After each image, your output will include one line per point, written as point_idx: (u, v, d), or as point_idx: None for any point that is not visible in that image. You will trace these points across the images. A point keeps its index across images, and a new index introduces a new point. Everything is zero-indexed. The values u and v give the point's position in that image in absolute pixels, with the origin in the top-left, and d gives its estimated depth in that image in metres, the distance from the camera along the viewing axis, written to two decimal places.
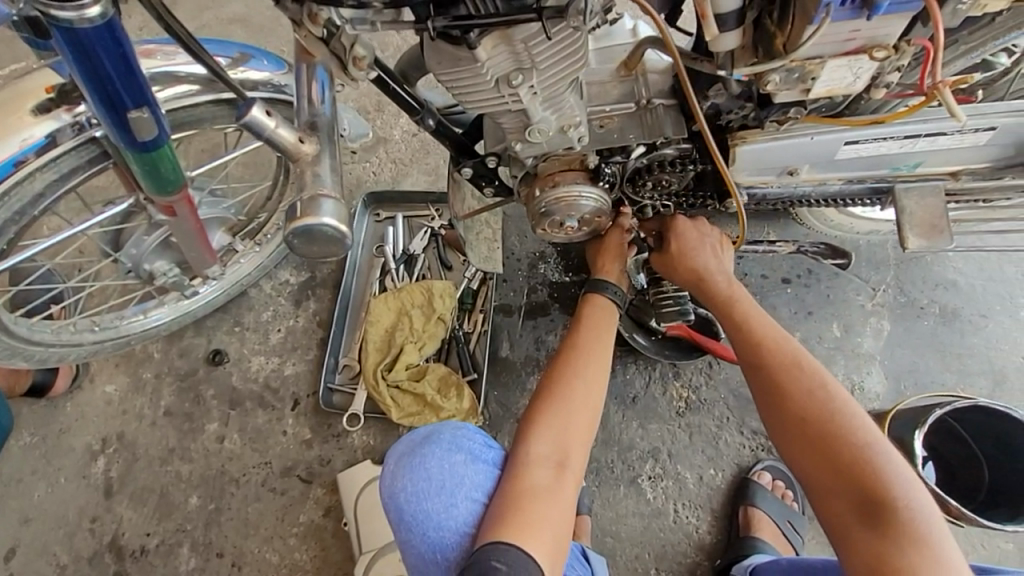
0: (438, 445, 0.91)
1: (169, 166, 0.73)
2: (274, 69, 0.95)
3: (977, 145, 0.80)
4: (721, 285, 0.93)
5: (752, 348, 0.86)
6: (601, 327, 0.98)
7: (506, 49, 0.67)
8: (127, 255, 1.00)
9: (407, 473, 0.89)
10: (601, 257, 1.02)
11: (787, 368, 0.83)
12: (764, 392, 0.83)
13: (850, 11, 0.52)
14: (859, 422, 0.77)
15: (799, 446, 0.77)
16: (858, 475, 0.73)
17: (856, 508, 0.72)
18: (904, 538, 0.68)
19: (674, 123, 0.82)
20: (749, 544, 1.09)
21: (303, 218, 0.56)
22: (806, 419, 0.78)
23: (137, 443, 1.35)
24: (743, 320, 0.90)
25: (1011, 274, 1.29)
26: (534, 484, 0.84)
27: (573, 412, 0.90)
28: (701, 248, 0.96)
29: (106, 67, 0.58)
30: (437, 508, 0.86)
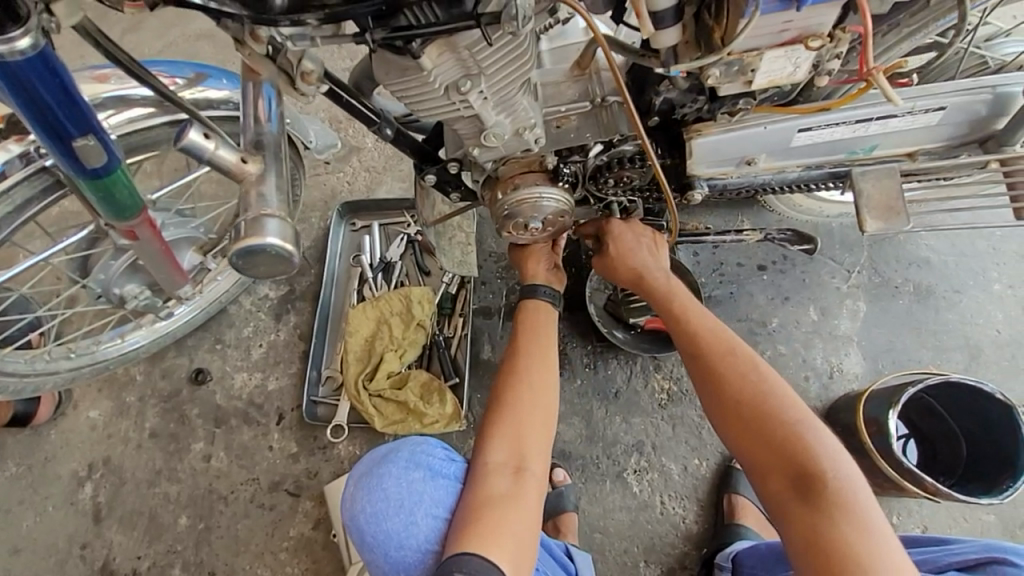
0: (395, 464, 0.92)
1: (124, 191, 0.73)
2: (232, 87, 0.94)
3: (929, 125, 0.80)
4: (659, 282, 0.95)
5: (690, 337, 0.88)
6: (545, 332, 1.03)
7: (451, 56, 0.67)
8: (95, 281, 1.00)
9: (364, 495, 0.89)
10: (527, 263, 1.07)
11: (722, 355, 0.84)
12: (703, 380, 0.84)
13: (779, 3, 0.53)
14: (791, 402, 0.78)
15: (735, 429, 0.78)
16: (789, 452, 0.74)
17: (790, 484, 0.72)
18: (836, 512, 0.68)
19: (630, 121, 0.82)
20: (733, 532, 1.10)
21: (246, 239, 0.56)
22: (740, 403, 0.79)
23: (124, 466, 1.35)
24: (682, 313, 0.91)
25: (982, 248, 1.30)
26: (493, 493, 0.86)
27: (528, 414, 0.93)
28: (639, 249, 0.98)
29: (45, 97, 0.58)
30: (397, 528, 0.86)
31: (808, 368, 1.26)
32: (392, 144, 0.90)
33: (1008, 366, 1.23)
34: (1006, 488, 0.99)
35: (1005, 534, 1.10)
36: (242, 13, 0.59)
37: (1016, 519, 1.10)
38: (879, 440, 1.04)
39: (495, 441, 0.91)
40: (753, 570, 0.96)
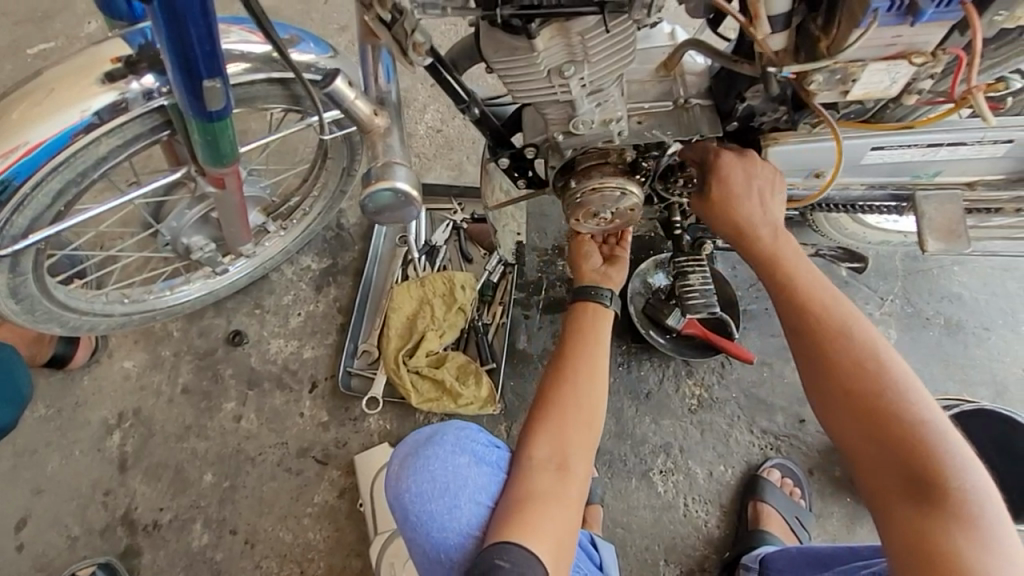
0: (441, 447, 0.98)
1: (227, 140, 0.77)
2: (320, 52, 0.95)
3: (994, 157, 0.84)
4: (765, 241, 0.86)
5: (798, 311, 0.81)
6: (598, 325, 1.02)
7: (562, 41, 0.71)
8: (168, 227, 1.02)
9: (412, 474, 0.95)
10: (579, 264, 1.07)
11: (836, 334, 0.78)
12: (813, 360, 0.78)
13: (895, 17, 0.57)
14: (915, 395, 0.73)
15: (847, 419, 0.74)
16: (910, 451, 0.69)
17: (904, 485, 0.69)
18: (954, 521, 0.65)
19: (710, 122, 0.85)
20: (756, 537, 1.13)
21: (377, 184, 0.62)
22: (856, 389, 0.74)
23: (153, 419, 1.36)
24: (789, 279, 0.84)
25: (1012, 290, 1.34)
26: (535, 488, 0.90)
27: (571, 414, 0.95)
28: (747, 195, 0.86)
29: (192, 36, 0.61)
30: (440, 509, 0.91)
31: None
32: (475, 124, 0.94)
33: None
34: None
35: None
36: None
37: None
38: None
39: (545, 435, 0.93)
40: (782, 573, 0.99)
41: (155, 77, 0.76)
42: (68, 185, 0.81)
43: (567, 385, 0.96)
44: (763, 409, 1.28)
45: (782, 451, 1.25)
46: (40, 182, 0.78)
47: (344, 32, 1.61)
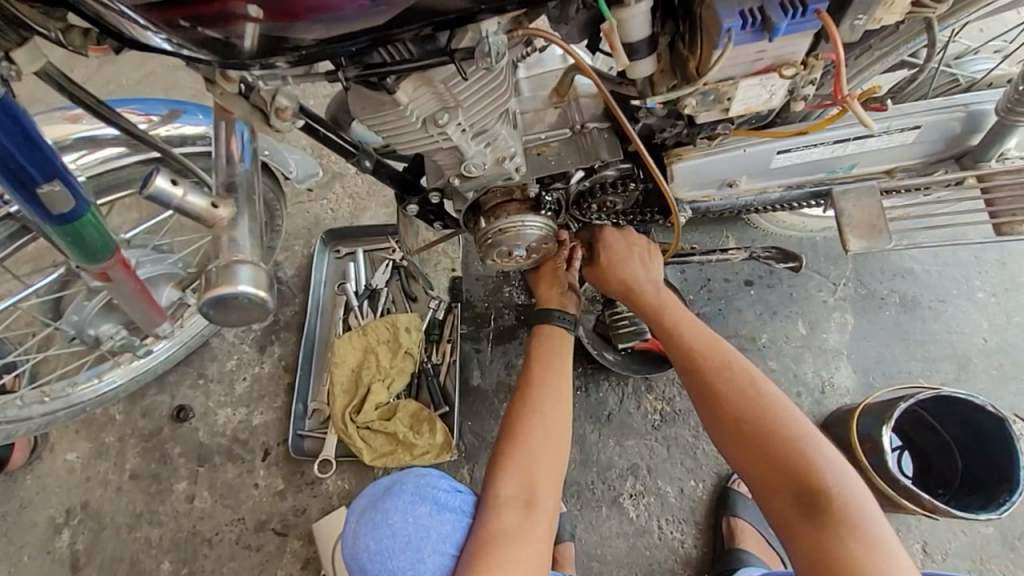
0: (400, 498, 0.88)
1: (95, 233, 0.69)
2: (210, 122, 0.91)
3: (905, 144, 0.81)
4: (652, 294, 0.97)
5: (686, 354, 0.90)
6: (558, 358, 0.98)
7: (428, 91, 0.66)
8: (69, 322, 0.97)
9: (369, 529, 0.85)
10: (542, 285, 1.01)
11: (717, 372, 0.87)
12: (701, 397, 0.87)
13: (751, 34, 0.53)
14: (794, 416, 0.82)
15: (738, 448, 0.82)
16: (793, 469, 0.77)
17: (795, 501, 0.77)
18: (842, 526, 0.73)
19: (609, 146, 0.81)
20: (733, 556, 1.08)
21: (219, 288, 0.55)
22: (741, 420, 0.82)
23: (102, 511, 1.30)
24: (675, 325, 0.94)
25: (964, 258, 1.30)
26: (504, 528, 0.84)
27: (539, 447, 0.89)
28: (630, 257, 0.98)
29: (3, 143, 0.57)
30: (402, 566, 0.82)
31: (800, 384, 1.24)
32: (373, 175, 0.89)
33: (998, 375, 1.21)
34: (1003, 503, 0.96)
35: (1004, 548, 1.07)
36: (212, 55, 0.57)
37: (1015, 531, 1.07)
38: (873, 456, 1.02)
39: (508, 472, 0.88)
40: None
41: None
42: None
43: (536, 415, 0.92)
44: None
45: None
46: None
47: None
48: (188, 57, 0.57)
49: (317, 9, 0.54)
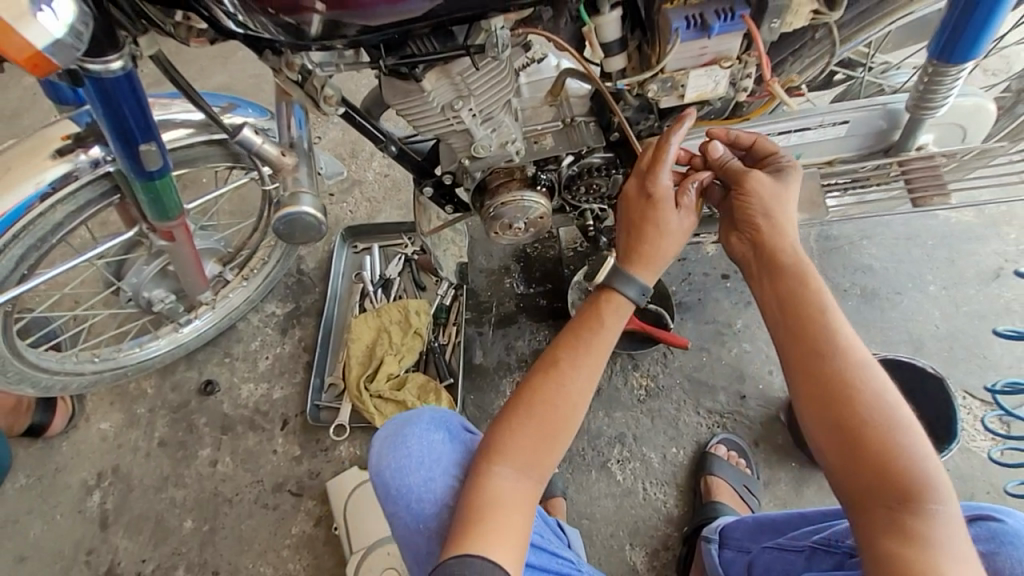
0: (417, 423, 0.87)
1: (169, 196, 0.87)
2: (258, 114, 1.05)
3: (839, 137, 0.98)
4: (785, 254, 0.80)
5: (796, 314, 0.75)
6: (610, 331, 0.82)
7: (447, 82, 0.83)
8: (128, 284, 1.12)
9: (392, 447, 0.85)
10: (643, 228, 0.85)
11: (824, 336, 0.73)
12: (796, 357, 0.73)
13: (694, 32, 0.71)
14: (894, 398, 0.68)
15: (822, 415, 0.70)
16: (880, 458, 0.66)
17: (875, 489, 0.65)
18: (918, 534, 0.62)
19: (594, 136, 0.99)
20: (711, 509, 1.18)
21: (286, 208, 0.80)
22: (834, 388, 0.69)
23: (131, 475, 1.41)
24: (797, 285, 0.77)
25: (916, 255, 1.45)
26: (498, 487, 0.73)
27: (557, 406, 0.77)
28: (778, 210, 0.82)
29: (125, 112, 0.73)
30: (417, 483, 0.82)
31: (771, 364, 1.37)
32: (396, 160, 1.06)
33: (949, 357, 1.34)
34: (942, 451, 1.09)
35: None
36: (283, 39, 0.73)
37: (964, 490, 1.19)
38: None
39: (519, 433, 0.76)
40: (741, 541, 1.04)
41: (101, 148, 0.85)
42: (31, 249, 0.89)
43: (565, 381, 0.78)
44: (705, 390, 1.36)
45: (728, 428, 1.32)
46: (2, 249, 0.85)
47: None
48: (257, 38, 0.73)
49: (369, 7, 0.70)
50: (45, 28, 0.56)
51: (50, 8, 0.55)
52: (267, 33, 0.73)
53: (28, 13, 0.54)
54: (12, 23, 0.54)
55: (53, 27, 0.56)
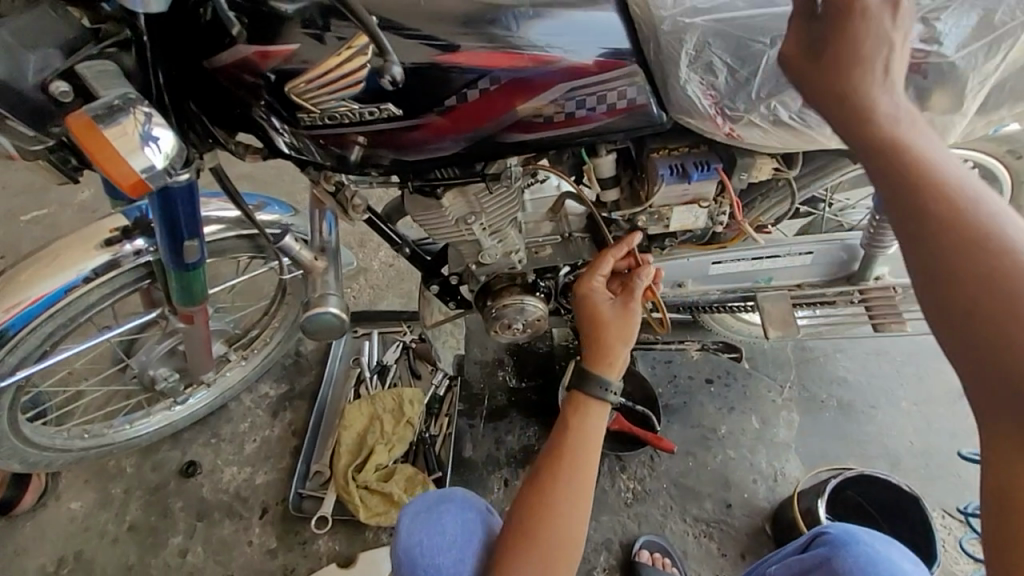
0: (452, 502, 0.88)
1: (199, 283, 0.94)
2: (284, 212, 1.17)
3: (804, 264, 1.10)
4: (885, 122, 0.54)
5: (929, 198, 0.48)
6: (594, 431, 0.89)
7: (463, 201, 0.95)
8: (136, 361, 1.15)
9: (424, 522, 0.85)
10: (602, 338, 0.94)
11: (973, 229, 0.46)
12: (939, 263, 0.47)
13: (675, 178, 0.84)
14: None
15: (971, 348, 0.44)
16: None
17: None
18: None
19: (590, 250, 1.10)
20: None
21: (316, 307, 0.92)
22: (988, 308, 0.44)
23: (94, 562, 1.34)
24: (917, 159, 0.51)
25: (888, 370, 1.53)
26: None
27: (558, 513, 0.82)
28: (875, 57, 0.56)
29: (179, 215, 0.83)
30: (449, 563, 0.81)
31: (755, 472, 1.39)
32: (408, 259, 1.16)
33: (924, 474, 1.38)
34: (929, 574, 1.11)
35: None
36: (324, 162, 0.80)
37: None
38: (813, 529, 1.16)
39: (526, 543, 0.80)
40: None
41: (145, 239, 0.94)
42: (58, 329, 0.96)
43: (562, 487, 0.83)
44: (692, 497, 1.37)
45: (715, 538, 1.32)
46: (33, 328, 0.93)
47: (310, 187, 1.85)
48: (305, 158, 0.80)
49: (410, 143, 0.77)
50: (149, 159, 0.65)
51: (156, 143, 0.65)
52: (317, 157, 0.80)
53: (138, 146, 0.63)
54: (124, 154, 0.63)
55: (155, 159, 0.65)
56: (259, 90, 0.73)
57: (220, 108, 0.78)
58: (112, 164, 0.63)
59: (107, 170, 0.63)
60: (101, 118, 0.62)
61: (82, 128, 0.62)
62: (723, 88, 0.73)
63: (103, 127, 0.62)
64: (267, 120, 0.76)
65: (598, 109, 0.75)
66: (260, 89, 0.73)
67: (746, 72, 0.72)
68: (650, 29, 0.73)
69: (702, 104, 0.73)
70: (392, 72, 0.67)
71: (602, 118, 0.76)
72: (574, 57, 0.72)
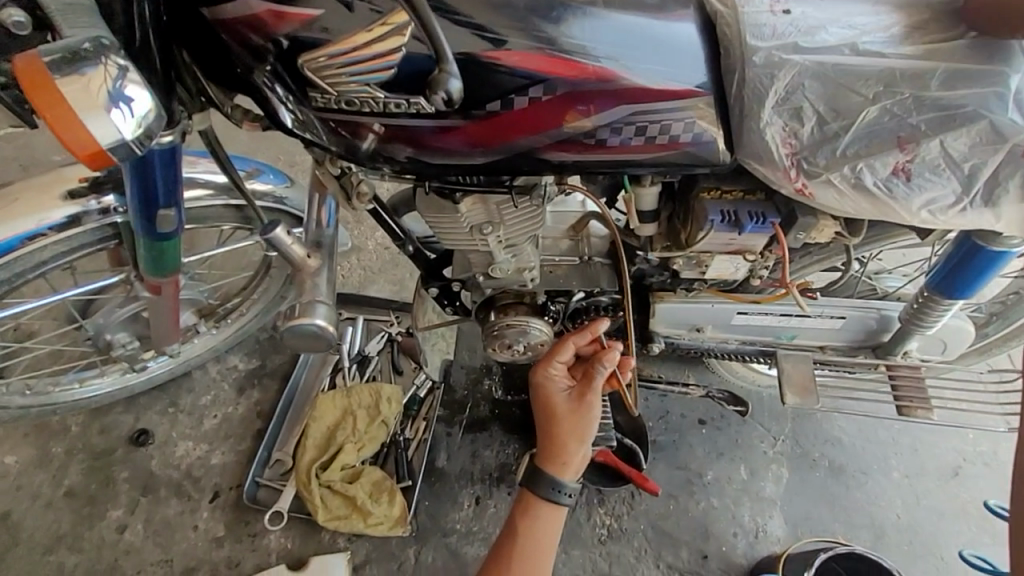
0: None
1: (173, 253, 0.83)
2: (278, 182, 1.05)
3: (833, 328, 1.02)
4: None
5: None
6: (546, 532, 0.94)
7: (483, 208, 0.85)
8: (93, 323, 1.04)
9: None
10: (557, 437, 0.97)
11: None
12: None
13: (727, 226, 0.74)
14: None
15: None
16: None
17: None
18: None
19: (608, 278, 1.00)
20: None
21: (299, 318, 0.77)
22: None
23: (22, 525, 1.24)
24: None
25: (884, 437, 1.47)
26: None
27: None
28: None
29: (156, 179, 0.71)
30: None
31: (736, 526, 1.34)
32: (410, 257, 1.05)
33: (909, 551, 1.34)
34: None
35: None
36: (331, 146, 0.69)
37: None
38: None
39: None
40: None
41: (116, 197, 0.84)
42: (4, 282, 0.86)
43: None
44: (669, 543, 1.31)
45: None
46: None
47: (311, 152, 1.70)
48: (308, 138, 0.68)
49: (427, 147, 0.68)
50: (115, 124, 0.52)
51: (126, 107, 0.53)
52: (325, 141, 0.69)
53: (101, 105, 0.51)
54: (82, 115, 0.51)
55: (123, 125, 0.53)
56: (267, 56, 0.62)
57: (217, 66, 0.67)
58: (65, 127, 0.51)
59: (57, 134, 0.50)
60: (56, 64, 0.50)
61: (28, 74, 0.50)
62: (807, 139, 0.65)
63: (55, 75, 0.50)
64: (270, 87, 0.65)
65: (655, 139, 0.66)
66: (268, 54, 0.62)
67: (837, 126, 0.64)
68: (739, 57, 0.65)
69: (778, 153, 0.65)
70: (449, 88, 0.56)
71: (656, 150, 0.67)
72: (636, 78, 0.63)
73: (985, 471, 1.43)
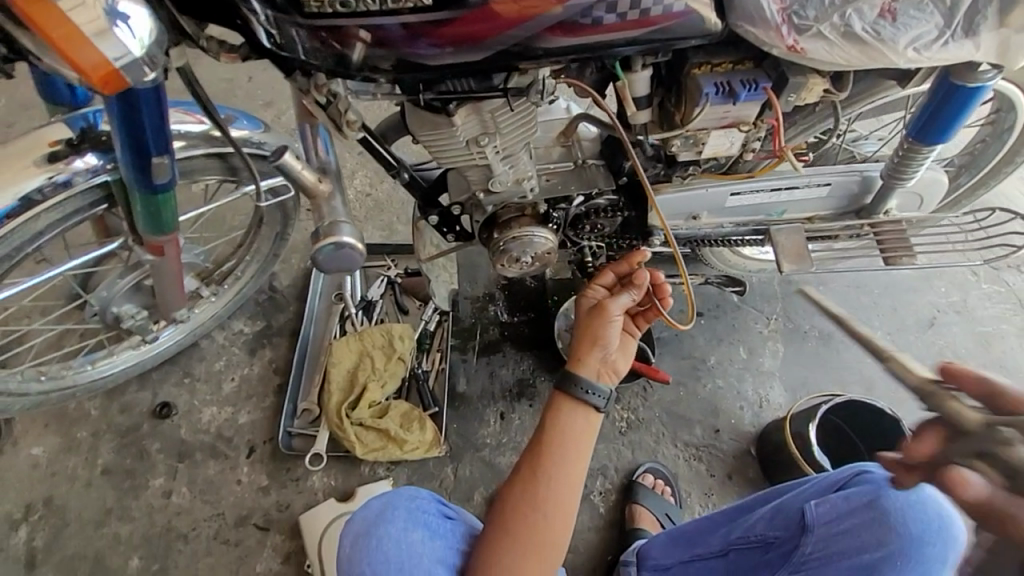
0: (394, 525, 0.83)
1: (170, 209, 0.81)
2: (252, 126, 0.99)
3: (820, 196, 1.07)
4: None
5: None
6: (583, 423, 0.87)
7: (476, 118, 0.84)
8: (97, 297, 1.03)
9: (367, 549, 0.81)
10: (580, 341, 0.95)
11: None
12: None
13: (721, 98, 0.78)
14: None
15: None
16: None
17: None
18: None
19: (604, 178, 1.01)
20: (633, 537, 1.24)
21: (328, 238, 0.83)
22: None
23: (67, 507, 1.27)
24: None
25: (866, 303, 1.58)
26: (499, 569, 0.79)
27: (544, 497, 0.81)
28: None
29: (145, 125, 0.71)
30: None
31: (741, 400, 1.45)
32: (405, 187, 1.04)
33: (896, 396, 1.47)
34: None
35: None
36: (321, 64, 0.69)
37: None
38: (805, 450, 1.26)
39: (513, 524, 0.81)
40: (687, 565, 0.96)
41: (98, 155, 0.81)
42: (4, 259, 0.84)
43: (549, 473, 0.82)
44: (683, 425, 1.42)
45: (703, 460, 1.39)
46: None
47: (271, 106, 1.62)
48: (285, 57, 0.68)
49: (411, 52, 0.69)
50: (121, 42, 0.61)
51: (126, 24, 0.61)
52: (304, 57, 0.69)
53: (106, 24, 0.59)
54: (89, 35, 0.59)
55: (128, 43, 0.61)
56: None
57: None
58: (77, 48, 0.59)
59: (72, 55, 0.59)
60: None
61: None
62: None
63: None
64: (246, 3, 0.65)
65: (629, 15, 0.67)
66: None
67: None
68: None
69: (770, 10, 0.67)
70: None
71: (630, 28, 0.69)
72: None
73: (957, 319, 1.56)
